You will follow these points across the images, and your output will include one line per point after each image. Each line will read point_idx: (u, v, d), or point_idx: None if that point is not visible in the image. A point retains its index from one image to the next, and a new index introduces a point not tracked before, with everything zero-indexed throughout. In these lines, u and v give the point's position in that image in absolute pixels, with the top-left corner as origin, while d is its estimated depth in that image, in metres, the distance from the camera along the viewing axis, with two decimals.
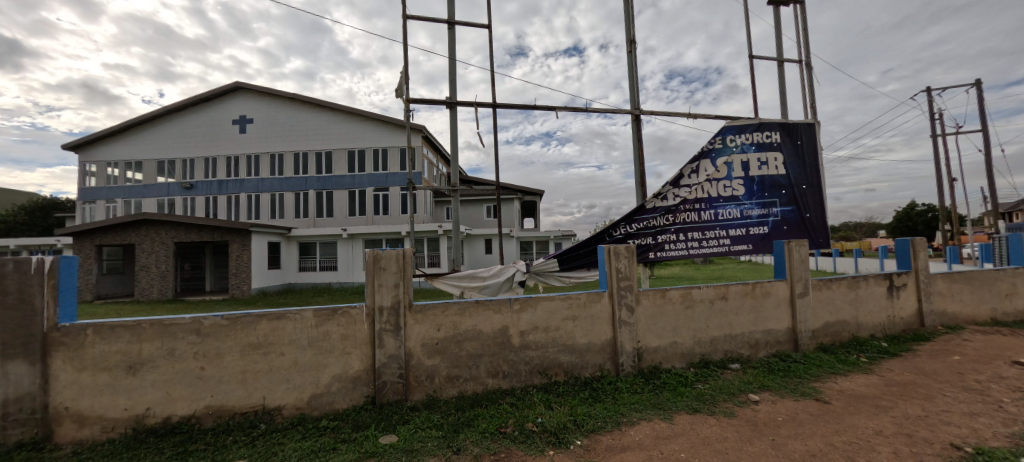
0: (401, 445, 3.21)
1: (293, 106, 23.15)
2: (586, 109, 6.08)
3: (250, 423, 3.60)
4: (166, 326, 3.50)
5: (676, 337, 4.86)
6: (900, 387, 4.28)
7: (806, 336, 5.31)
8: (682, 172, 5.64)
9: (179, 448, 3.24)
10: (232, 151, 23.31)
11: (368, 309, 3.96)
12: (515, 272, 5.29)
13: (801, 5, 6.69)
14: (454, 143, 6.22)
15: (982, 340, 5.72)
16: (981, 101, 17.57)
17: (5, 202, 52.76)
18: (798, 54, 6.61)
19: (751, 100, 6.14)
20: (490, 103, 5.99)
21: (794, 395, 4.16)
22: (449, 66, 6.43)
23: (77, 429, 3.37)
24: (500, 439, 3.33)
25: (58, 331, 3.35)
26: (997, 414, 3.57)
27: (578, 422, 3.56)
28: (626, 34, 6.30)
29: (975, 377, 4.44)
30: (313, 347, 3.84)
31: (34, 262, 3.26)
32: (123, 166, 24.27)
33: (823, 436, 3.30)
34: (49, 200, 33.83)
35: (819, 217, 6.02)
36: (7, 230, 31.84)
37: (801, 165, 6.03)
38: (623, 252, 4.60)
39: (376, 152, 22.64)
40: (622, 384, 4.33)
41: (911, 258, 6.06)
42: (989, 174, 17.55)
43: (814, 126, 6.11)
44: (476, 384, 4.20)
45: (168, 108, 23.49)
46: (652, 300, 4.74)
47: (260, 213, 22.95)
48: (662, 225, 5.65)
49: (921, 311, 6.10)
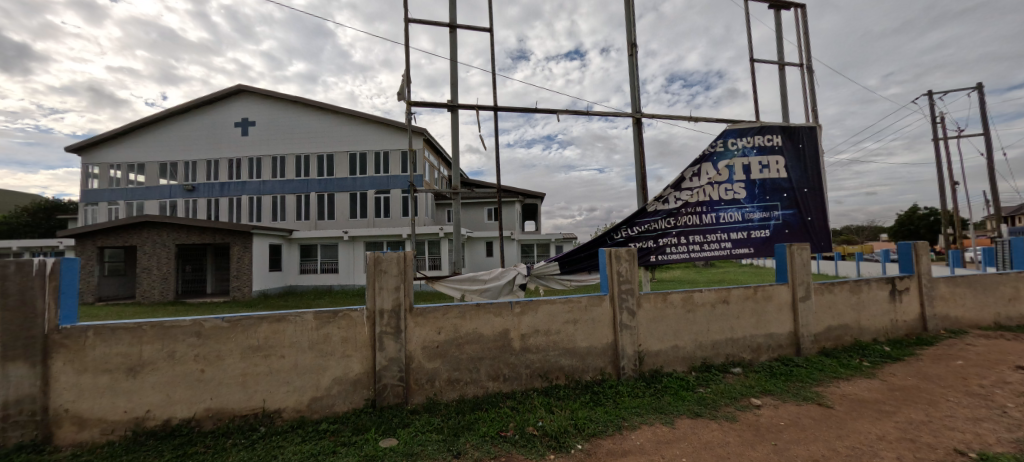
0: (400, 448, 3.20)
1: (294, 109, 23.22)
2: (586, 112, 6.08)
3: (250, 426, 3.59)
4: (167, 328, 3.52)
5: (676, 340, 4.84)
6: (903, 392, 4.26)
7: (809, 340, 5.28)
8: (683, 176, 5.64)
9: (179, 451, 3.23)
10: (233, 154, 23.39)
11: (368, 312, 3.96)
12: (515, 274, 5.27)
13: (801, 9, 6.69)
14: (455, 145, 6.19)
15: (986, 345, 5.68)
16: (981, 105, 17.53)
17: (8, 207, 53.35)
18: (799, 57, 6.59)
19: (753, 103, 6.11)
20: (491, 106, 5.98)
21: (796, 399, 4.14)
22: (451, 69, 6.40)
23: (77, 432, 3.37)
24: (501, 443, 3.31)
25: (59, 332, 3.35)
26: (1002, 419, 3.54)
27: (579, 426, 3.53)
28: (628, 38, 6.29)
29: (979, 382, 4.41)
30: (314, 349, 3.83)
31: (36, 265, 3.27)
32: (125, 168, 24.34)
33: (826, 441, 3.27)
34: (52, 202, 34.22)
35: (820, 220, 6.02)
36: (9, 232, 31.92)
37: (801, 168, 6.02)
38: (623, 255, 4.61)
39: (377, 156, 22.71)
40: (623, 388, 4.31)
41: (914, 262, 6.04)
42: (991, 177, 17.46)
43: (815, 129, 6.09)
44: (476, 388, 4.18)
45: (169, 111, 23.57)
46: (653, 304, 4.73)
47: (261, 216, 22.98)
48: (664, 228, 5.64)
49: (924, 316, 6.06)
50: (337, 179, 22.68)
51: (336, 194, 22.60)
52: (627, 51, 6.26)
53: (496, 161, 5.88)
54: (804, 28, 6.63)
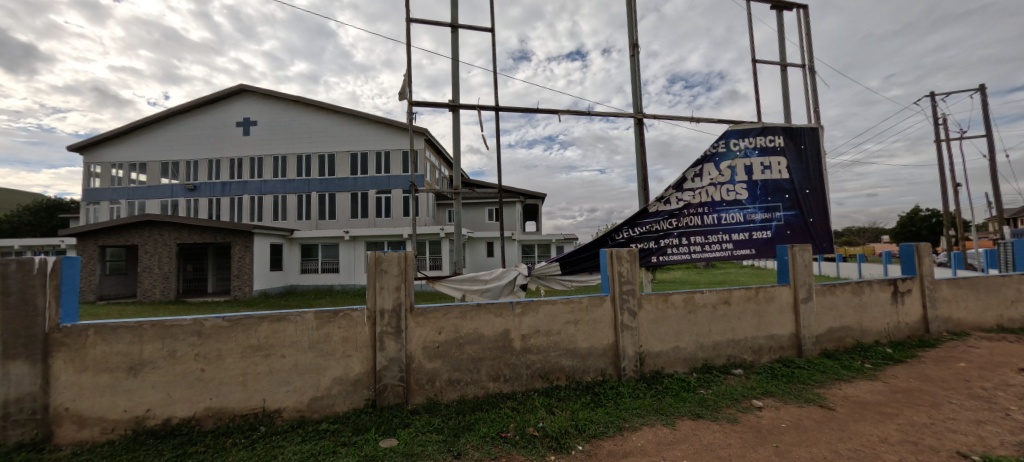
0: (400, 449, 3.19)
1: (296, 108, 23.24)
2: (589, 112, 6.05)
3: (249, 426, 3.58)
4: (167, 327, 3.51)
5: (678, 342, 4.82)
6: (905, 394, 4.23)
7: (810, 342, 5.25)
8: (685, 176, 5.63)
9: (179, 450, 3.22)
10: (235, 153, 23.43)
11: (368, 312, 3.95)
12: (516, 275, 5.25)
13: (805, 9, 6.66)
14: (458, 145, 6.16)
15: (988, 347, 5.65)
16: (985, 106, 17.48)
17: (9, 204, 53.68)
18: (801, 58, 6.57)
19: (755, 102, 6.07)
20: (497, 107, 5.95)
21: (797, 401, 4.12)
22: (452, 69, 6.39)
23: (77, 431, 3.37)
24: (501, 444, 3.30)
25: (59, 332, 3.35)
26: (1005, 422, 3.52)
27: (579, 427, 3.52)
28: (630, 39, 6.28)
29: (981, 384, 4.39)
30: (315, 349, 3.82)
31: (37, 263, 3.27)
32: (128, 168, 24.39)
33: (828, 442, 3.26)
34: (54, 201, 34.13)
35: (822, 222, 6.00)
36: (13, 232, 32.25)
37: (804, 170, 6.00)
38: (625, 255, 4.59)
39: (378, 156, 22.73)
40: (624, 389, 4.29)
41: (916, 264, 6.01)
42: (995, 179, 17.40)
43: (817, 130, 6.06)
44: (476, 388, 4.17)
45: (172, 111, 23.67)
46: (654, 305, 4.71)
47: (262, 215, 23.01)
48: (666, 229, 5.62)
49: (926, 317, 6.04)
50: (338, 178, 22.69)
51: (338, 193, 22.62)
52: (628, 52, 6.24)
53: (496, 161, 5.88)
54: (807, 28, 6.59)
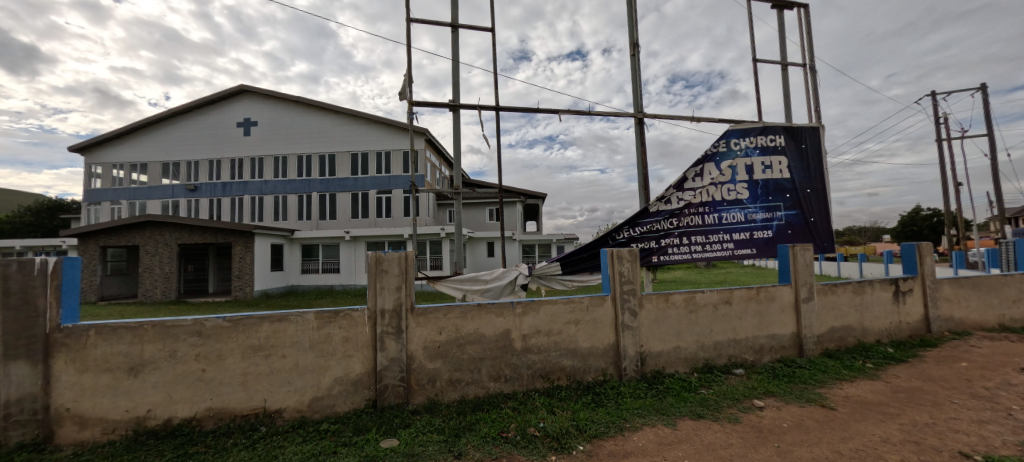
0: (401, 449, 3.19)
1: (296, 109, 23.26)
2: (590, 112, 6.05)
3: (250, 426, 3.57)
4: (168, 327, 3.51)
5: (678, 341, 4.81)
6: (907, 394, 4.22)
7: (811, 341, 5.24)
8: (686, 176, 5.62)
9: (180, 450, 3.22)
10: (235, 153, 23.46)
11: (369, 312, 3.95)
12: (517, 275, 5.25)
13: (806, 9, 6.65)
14: (458, 145, 6.16)
15: (990, 346, 5.64)
16: (986, 105, 17.46)
17: (9, 205, 53.79)
18: (802, 58, 6.56)
19: (756, 101, 6.06)
20: (498, 107, 5.95)
21: (799, 401, 4.10)
22: (453, 69, 6.39)
23: (78, 431, 3.37)
24: (502, 444, 3.30)
25: (60, 332, 3.35)
26: (1007, 421, 3.50)
27: (580, 426, 3.51)
28: (630, 39, 6.27)
29: (983, 384, 4.38)
30: (315, 349, 3.82)
31: (37, 264, 3.27)
32: (128, 168, 24.41)
33: (829, 443, 3.25)
34: (54, 201, 34.19)
35: (823, 222, 5.98)
36: (14, 232, 32.31)
37: (806, 169, 5.99)
38: (626, 255, 4.57)
39: (378, 156, 22.74)
40: (625, 389, 4.28)
41: (917, 263, 6.00)
42: (996, 178, 17.38)
43: (819, 130, 6.05)
44: (477, 388, 4.17)
45: (173, 111, 23.69)
46: (655, 305, 4.70)
47: (263, 215, 23.03)
48: (666, 229, 5.61)
49: (927, 317, 6.02)
50: (339, 178, 22.70)
51: (338, 194, 22.63)
52: (628, 51, 6.23)
53: (496, 161, 5.87)
54: (808, 28, 6.58)
